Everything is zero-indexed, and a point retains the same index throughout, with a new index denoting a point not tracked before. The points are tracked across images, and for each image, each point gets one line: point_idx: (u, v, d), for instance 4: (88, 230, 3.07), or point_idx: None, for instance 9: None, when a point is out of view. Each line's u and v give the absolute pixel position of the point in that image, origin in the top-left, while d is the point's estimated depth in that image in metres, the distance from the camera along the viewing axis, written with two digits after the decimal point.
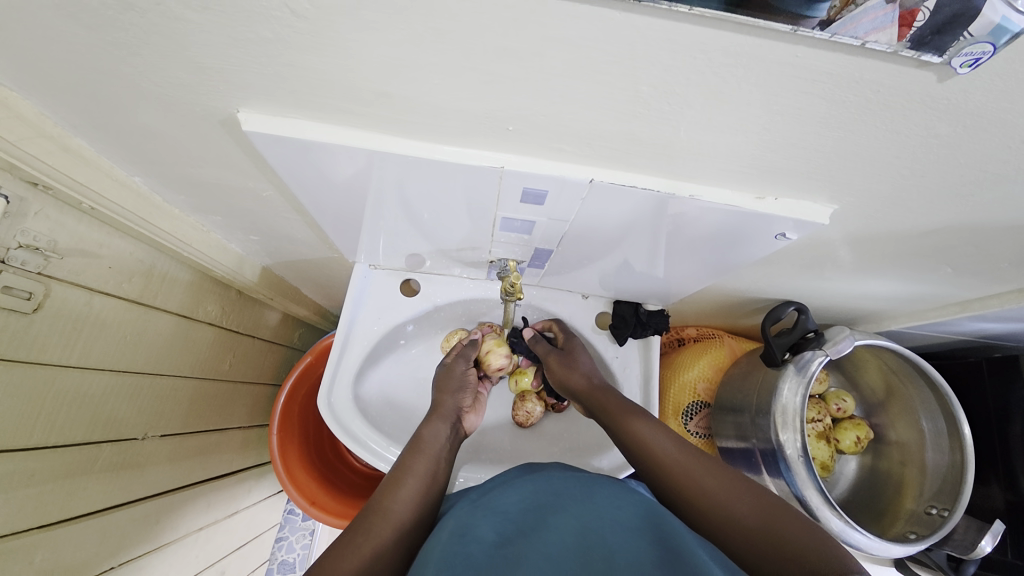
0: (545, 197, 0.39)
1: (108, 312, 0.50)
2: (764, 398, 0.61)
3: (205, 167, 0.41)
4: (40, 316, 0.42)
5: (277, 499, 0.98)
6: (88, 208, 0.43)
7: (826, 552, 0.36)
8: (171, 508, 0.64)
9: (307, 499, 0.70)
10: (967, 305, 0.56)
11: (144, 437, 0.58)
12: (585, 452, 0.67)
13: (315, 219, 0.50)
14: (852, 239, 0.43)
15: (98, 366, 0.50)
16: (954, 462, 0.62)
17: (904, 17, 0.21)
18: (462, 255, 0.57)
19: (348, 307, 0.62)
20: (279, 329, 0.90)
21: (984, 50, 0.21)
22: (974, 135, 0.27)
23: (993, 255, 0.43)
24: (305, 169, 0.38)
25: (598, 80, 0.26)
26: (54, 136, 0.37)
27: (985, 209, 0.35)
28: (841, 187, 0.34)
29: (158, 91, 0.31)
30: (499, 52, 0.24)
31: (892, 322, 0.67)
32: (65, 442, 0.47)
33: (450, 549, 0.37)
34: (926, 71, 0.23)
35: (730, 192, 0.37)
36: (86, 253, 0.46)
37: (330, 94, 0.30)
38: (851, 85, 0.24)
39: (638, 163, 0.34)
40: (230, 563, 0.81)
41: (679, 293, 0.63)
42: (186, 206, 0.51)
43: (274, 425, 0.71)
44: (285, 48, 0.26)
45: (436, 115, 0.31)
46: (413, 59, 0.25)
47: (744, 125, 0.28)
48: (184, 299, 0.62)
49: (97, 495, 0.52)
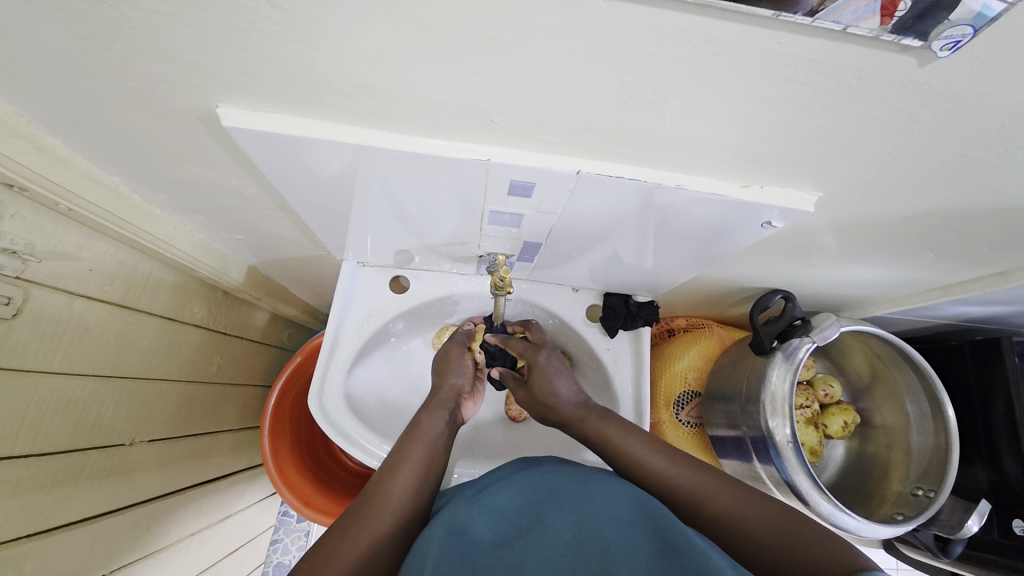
0: (533, 189, 0.39)
1: (90, 316, 0.49)
2: (753, 386, 0.61)
3: (186, 165, 0.40)
4: (20, 321, 0.41)
5: (270, 500, 0.97)
6: (65, 209, 0.42)
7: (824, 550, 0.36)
8: (162, 513, 0.63)
9: (300, 500, 0.70)
10: (949, 289, 0.57)
11: (132, 442, 0.57)
12: (578, 444, 0.67)
13: (300, 216, 0.49)
14: (837, 226, 0.43)
15: (82, 371, 0.49)
16: (940, 444, 0.63)
17: (886, 7, 0.21)
18: (451, 250, 0.56)
19: (336, 306, 0.62)
20: (268, 329, 0.89)
21: (964, 33, 0.22)
22: (955, 119, 0.28)
23: (974, 239, 0.44)
24: (288, 165, 0.37)
25: (583, 70, 0.26)
26: (28, 136, 0.36)
27: (966, 193, 0.36)
28: (826, 174, 0.35)
29: (134, 87, 0.30)
30: (483, 42, 0.24)
31: (877, 308, 0.68)
32: (50, 449, 0.46)
33: (447, 546, 0.37)
34: (907, 56, 0.23)
35: (716, 181, 0.37)
36: (66, 255, 0.45)
37: (312, 88, 0.29)
38: (833, 72, 0.24)
39: (624, 153, 0.34)
40: (224, 567, 0.81)
41: (668, 284, 0.63)
42: (167, 206, 0.50)
43: (264, 428, 0.71)
44: (264, 41, 0.25)
45: (421, 108, 0.31)
46: (397, 50, 0.25)
47: (729, 113, 0.28)
48: (169, 301, 0.61)
49: (86, 503, 0.51)
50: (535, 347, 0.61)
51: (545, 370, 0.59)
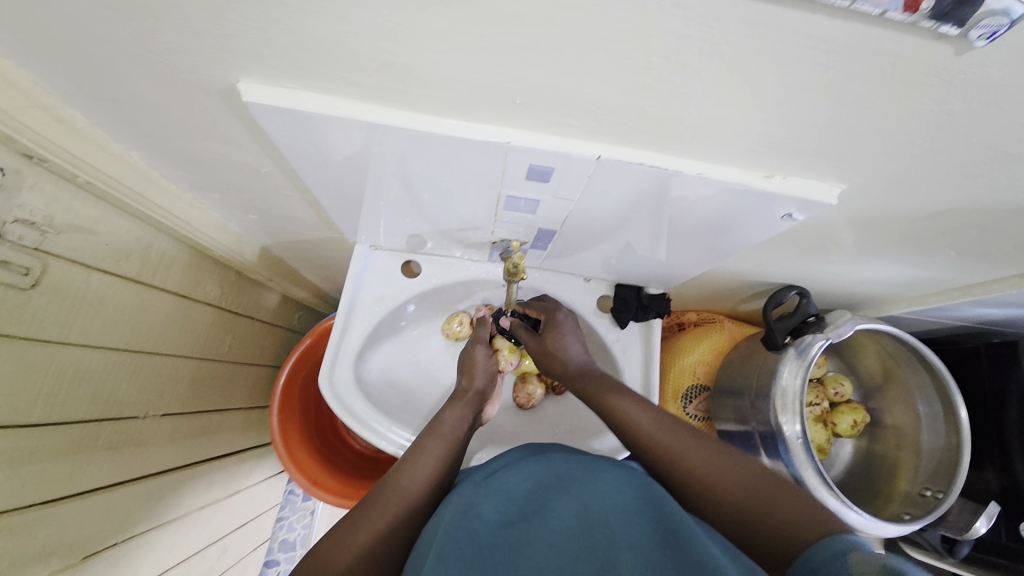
0: (551, 174, 0.38)
1: (106, 290, 0.49)
2: (764, 382, 0.61)
3: (204, 141, 0.40)
4: (38, 292, 0.42)
5: (277, 479, 0.99)
6: (84, 182, 0.43)
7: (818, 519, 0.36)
8: (174, 486, 0.64)
9: (308, 479, 0.71)
10: (968, 290, 0.56)
11: (145, 416, 0.58)
12: (584, 433, 0.67)
13: (314, 195, 0.49)
14: (856, 221, 0.43)
15: (98, 345, 0.50)
16: (951, 445, 0.63)
17: (911, 3, 0.21)
18: (463, 235, 0.56)
19: (348, 287, 0.62)
20: (279, 310, 0.90)
21: (1001, 23, 0.21)
22: (988, 112, 0.27)
23: (998, 238, 0.43)
24: (305, 144, 0.37)
25: (607, 49, 0.25)
26: (48, 107, 0.36)
27: (995, 190, 0.35)
28: (850, 166, 0.34)
29: (154, 59, 0.30)
30: (508, 19, 0.24)
31: (893, 307, 0.67)
32: (67, 419, 0.47)
33: (453, 525, 0.38)
34: (944, 43, 0.23)
35: (737, 170, 0.36)
36: (83, 229, 0.45)
37: (333, 64, 0.29)
38: (867, 57, 0.24)
39: (645, 139, 0.34)
40: (232, 541, 0.82)
41: (681, 276, 0.63)
42: (184, 183, 0.50)
43: (273, 406, 0.71)
44: (288, 13, 0.25)
45: (442, 87, 0.30)
46: (419, 26, 0.25)
47: (754, 100, 0.28)
48: (183, 278, 0.61)
49: (99, 473, 0.52)
50: (554, 307, 0.62)
51: (559, 330, 0.59)
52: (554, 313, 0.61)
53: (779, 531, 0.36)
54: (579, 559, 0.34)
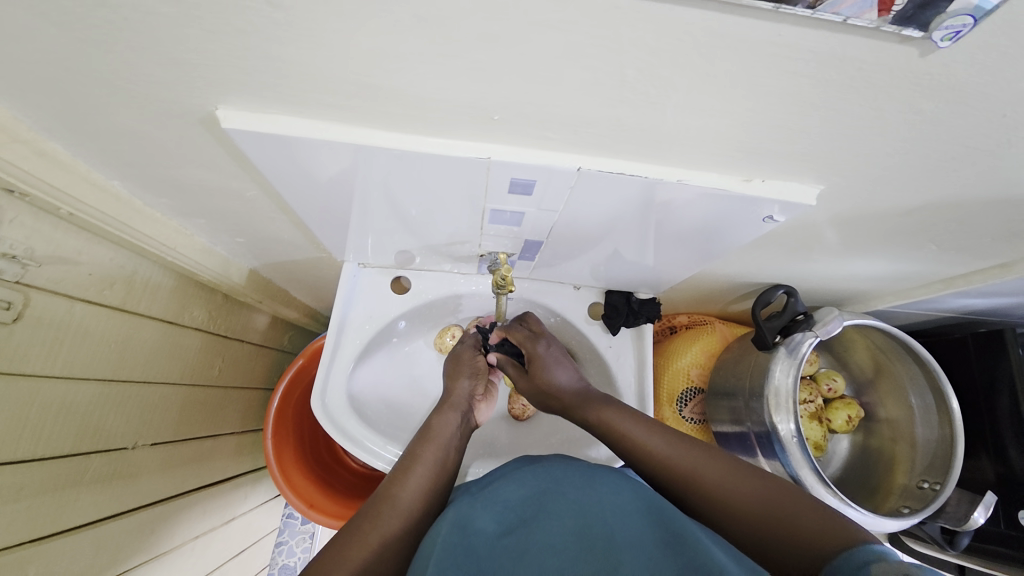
0: (534, 187, 0.38)
1: (90, 320, 0.49)
2: (757, 381, 0.61)
3: (187, 168, 0.40)
4: (20, 326, 0.41)
5: (274, 503, 0.97)
6: (66, 214, 0.42)
7: (834, 523, 0.36)
8: (167, 516, 0.63)
9: (305, 502, 0.70)
10: (951, 282, 0.57)
11: (135, 446, 0.57)
12: (582, 442, 0.67)
13: (301, 218, 0.49)
14: (838, 220, 0.43)
15: (83, 376, 0.49)
16: (945, 437, 0.64)
17: (883, 2, 0.21)
18: (453, 249, 0.56)
19: (337, 306, 0.62)
20: (269, 332, 0.89)
21: (964, 22, 0.21)
22: (956, 110, 0.28)
23: (977, 231, 0.44)
24: (290, 167, 0.37)
25: (583, 65, 0.26)
26: (27, 141, 0.36)
27: (968, 184, 0.36)
28: (827, 167, 0.35)
29: (134, 89, 0.30)
30: (482, 39, 0.24)
31: (879, 302, 0.68)
32: (54, 453, 0.46)
33: (450, 540, 0.37)
34: (908, 46, 0.23)
35: (716, 176, 0.37)
36: (65, 260, 0.45)
37: (312, 88, 0.29)
38: (834, 64, 0.24)
39: (623, 149, 0.34)
40: (229, 570, 0.81)
41: (670, 281, 0.63)
42: (168, 210, 0.50)
43: (267, 430, 0.70)
44: (262, 41, 0.25)
45: (421, 106, 0.30)
46: (397, 49, 0.25)
47: (729, 108, 0.28)
48: (169, 304, 0.61)
49: (89, 507, 0.51)
50: (534, 337, 0.62)
51: (544, 360, 0.59)
52: (535, 349, 0.60)
53: (789, 540, 0.37)
54: (580, 560, 0.34)
